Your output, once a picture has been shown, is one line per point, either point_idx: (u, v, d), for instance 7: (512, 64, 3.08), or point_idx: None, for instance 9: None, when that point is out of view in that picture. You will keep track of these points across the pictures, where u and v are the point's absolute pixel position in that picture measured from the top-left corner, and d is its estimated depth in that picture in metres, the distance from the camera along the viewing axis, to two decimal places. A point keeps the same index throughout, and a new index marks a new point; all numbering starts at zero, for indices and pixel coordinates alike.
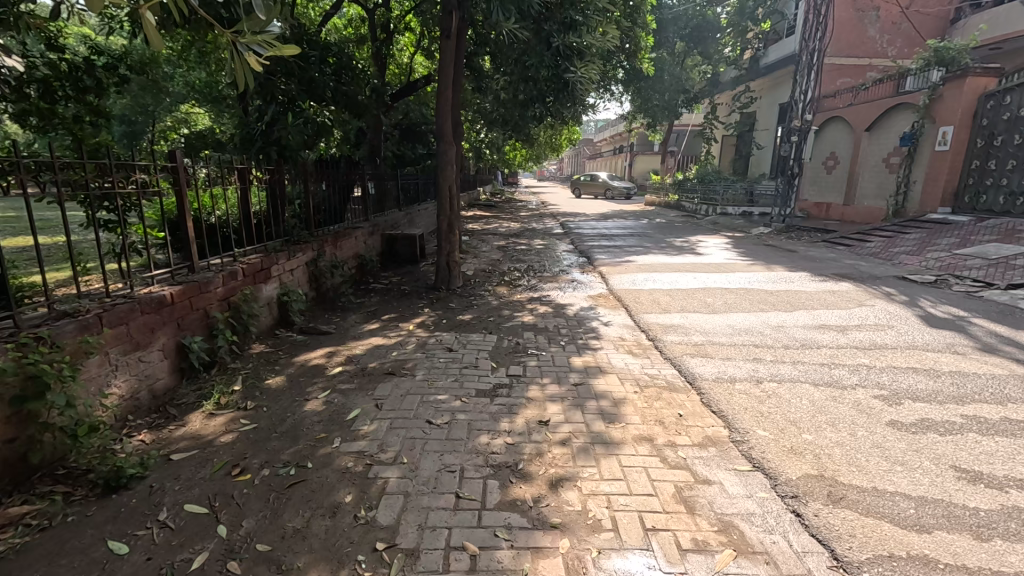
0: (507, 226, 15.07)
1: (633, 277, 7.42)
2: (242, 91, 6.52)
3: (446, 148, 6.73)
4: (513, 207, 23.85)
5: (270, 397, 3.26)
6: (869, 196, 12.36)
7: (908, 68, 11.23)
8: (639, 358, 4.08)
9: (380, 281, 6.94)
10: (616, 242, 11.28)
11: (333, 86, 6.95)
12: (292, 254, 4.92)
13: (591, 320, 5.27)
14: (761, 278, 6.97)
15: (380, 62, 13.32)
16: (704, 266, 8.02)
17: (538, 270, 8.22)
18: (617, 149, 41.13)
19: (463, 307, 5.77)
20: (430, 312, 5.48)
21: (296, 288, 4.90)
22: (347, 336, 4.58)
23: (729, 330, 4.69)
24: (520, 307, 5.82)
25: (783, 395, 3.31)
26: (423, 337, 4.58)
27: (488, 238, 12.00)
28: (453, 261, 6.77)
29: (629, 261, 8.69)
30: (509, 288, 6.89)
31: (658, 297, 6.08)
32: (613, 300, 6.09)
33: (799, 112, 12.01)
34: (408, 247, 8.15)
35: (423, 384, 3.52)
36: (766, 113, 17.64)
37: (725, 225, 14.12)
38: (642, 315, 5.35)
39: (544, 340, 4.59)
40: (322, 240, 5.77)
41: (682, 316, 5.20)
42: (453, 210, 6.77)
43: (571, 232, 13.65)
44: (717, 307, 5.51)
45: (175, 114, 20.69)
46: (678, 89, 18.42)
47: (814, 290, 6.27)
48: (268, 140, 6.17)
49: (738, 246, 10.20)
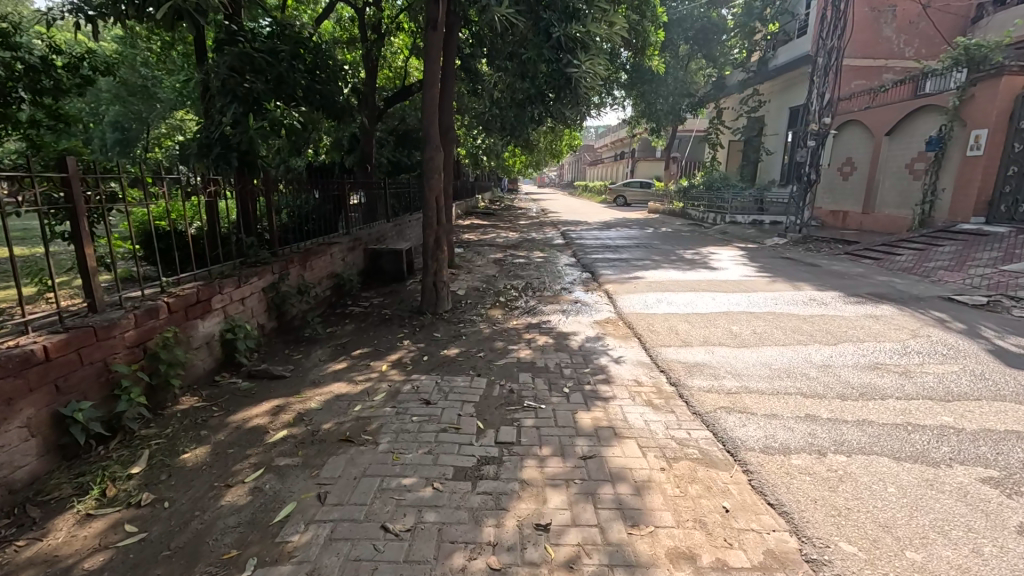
0: (506, 236, 14.30)
1: (644, 297, 6.63)
2: (202, 88, 5.71)
3: (433, 157, 5.95)
4: (513, 215, 23.11)
5: (179, 482, 2.46)
6: (890, 205, 11.61)
7: (931, 68, 10.49)
8: (662, 415, 3.27)
9: (360, 304, 6.15)
10: (622, 254, 10.52)
11: (307, 85, 6.18)
12: (245, 281, 4.15)
13: (599, 356, 4.47)
14: (788, 299, 6.18)
15: (370, 65, 12.62)
16: (722, 284, 7.23)
17: (537, 289, 7.43)
18: (618, 155, 40.46)
19: (450, 337, 4.97)
20: (410, 345, 4.69)
21: (247, 321, 4.11)
22: (304, 382, 3.77)
23: (767, 372, 3.88)
24: (516, 337, 5.02)
25: (860, 478, 2.50)
26: (397, 383, 3.78)
27: (485, 250, 11.22)
28: (440, 282, 5.97)
29: (637, 277, 7.91)
30: (504, 311, 6.10)
31: (675, 325, 5.28)
32: (624, 328, 5.29)
33: (815, 114, 11.16)
34: (394, 262, 7.38)
35: (386, 459, 2.71)
36: (775, 118, 16.91)
37: (736, 235, 13.36)
38: (659, 348, 4.54)
39: (542, 385, 3.78)
40: (287, 261, 4.99)
41: (707, 351, 4.40)
42: (441, 226, 5.99)
43: (573, 242, 12.88)
44: (745, 338, 4.72)
45: (168, 123, 20.14)
46: (683, 94, 17.78)
47: (853, 315, 5.49)
48: (227, 145, 5.39)
49: (754, 259, 9.45)
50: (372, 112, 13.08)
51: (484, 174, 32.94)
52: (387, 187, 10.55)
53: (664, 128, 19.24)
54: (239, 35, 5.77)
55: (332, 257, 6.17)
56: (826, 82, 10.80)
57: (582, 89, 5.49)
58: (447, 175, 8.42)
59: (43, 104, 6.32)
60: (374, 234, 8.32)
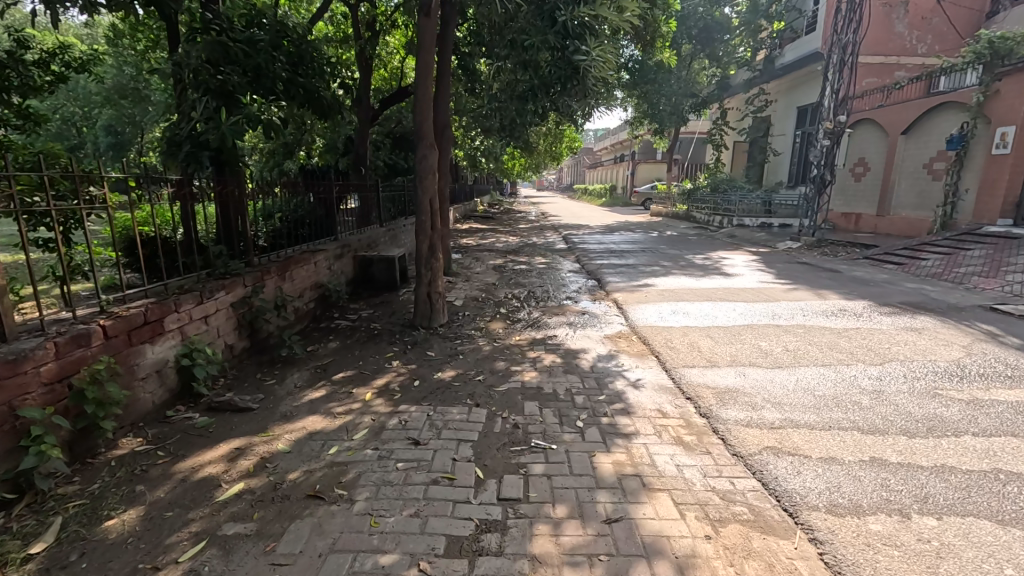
0: (506, 241, 13.79)
1: (657, 307, 6.10)
2: (173, 82, 5.16)
3: (428, 155, 5.42)
4: (512, 218, 22.65)
5: (93, 563, 1.92)
6: (907, 206, 11.12)
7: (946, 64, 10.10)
8: (698, 459, 2.73)
9: (347, 318, 5.61)
10: (627, 259, 10.02)
11: (289, 76, 5.60)
12: (210, 296, 3.61)
13: (614, 379, 3.92)
14: (816, 310, 5.65)
15: (365, 65, 12.15)
16: (739, 292, 6.72)
17: (540, 298, 6.90)
18: (618, 158, 40.07)
19: (445, 356, 4.44)
20: (400, 367, 4.15)
21: (210, 342, 3.58)
22: (273, 416, 3.22)
23: (812, 401, 3.34)
24: (520, 356, 4.49)
25: (965, 554, 1.96)
26: (382, 416, 3.24)
27: (484, 255, 10.71)
28: (436, 292, 5.43)
29: (646, 285, 7.38)
30: (505, 324, 5.56)
31: (695, 340, 4.75)
32: (639, 344, 4.76)
33: (828, 113, 10.57)
34: (386, 270, 6.86)
35: (362, 526, 2.17)
36: (782, 118, 16.43)
37: (745, 238, 12.87)
38: (681, 370, 4.01)
39: (552, 418, 3.25)
40: (262, 271, 4.45)
41: (738, 374, 3.86)
42: (436, 232, 5.46)
43: (576, 247, 12.38)
44: (777, 357, 4.19)
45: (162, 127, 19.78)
46: (686, 94, 17.60)
47: (890, 327, 4.97)
48: (199, 143, 4.82)
49: (769, 264, 8.95)
50: (366, 113, 12.58)
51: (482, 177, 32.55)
52: (381, 191, 10.05)
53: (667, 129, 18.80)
54: (216, 23, 5.24)
55: (317, 267, 5.66)
56: (840, 79, 10.25)
57: (590, 78, 5.00)
58: (442, 177, 7.90)
59: (14, 103, 5.73)
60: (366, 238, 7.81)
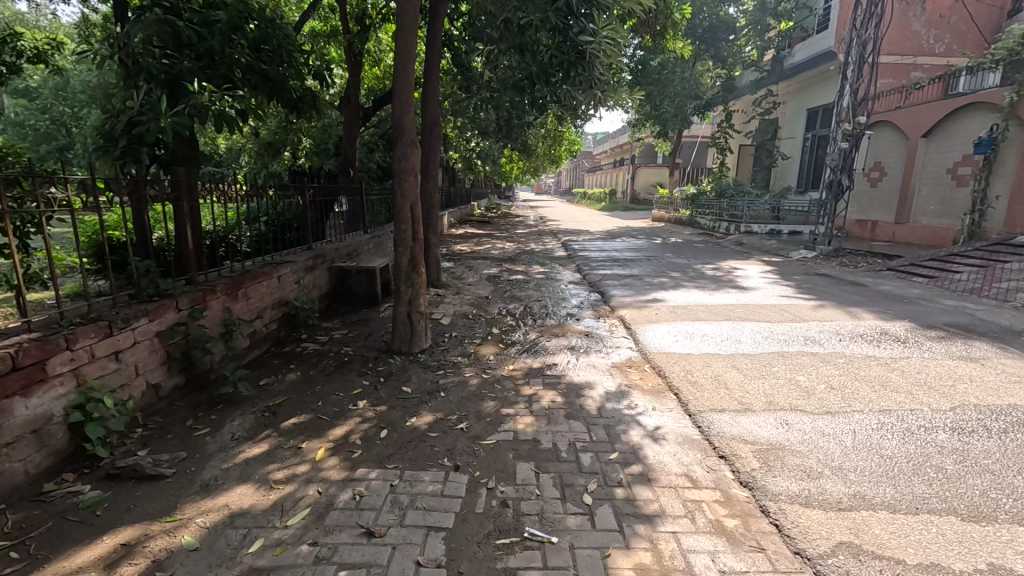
0: (502, 247, 13.09)
1: (670, 328, 5.40)
2: (118, 71, 4.52)
3: (409, 151, 4.70)
4: (509, 222, 21.98)
5: None
6: (929, 214, 10.46)
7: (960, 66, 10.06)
8: (751, 563, 2.01)
9: (316, 341, 4.89)
10: (632, 269, 9.32)
11: (250, 62, 4.83)
12: (123, 326, 2.88)
13: (628, 429, 3.20)
14: (853, 333, 4.95)
15: (355, 61, 11.51)
16: (759, 310, 6.02)
17: (538, 315, 6.20)
18: (617, 162, 39.49)
19: (423, 394, 3.72)
20: (368, 409, 3.42)
21: (121, 384, 2.85)
22: (191, 487, 2.49)
23: (884, 467, 2.62)
24: (513, 393, 3.77)
25: None
26: (331, 488, 2.50)
27: (478, 264, 10.00)
28: (417, 312, 4.70)
29: (654, 300, 6.67)
30: (498, 349, 4.84)
31: (720, 373, 4.04)
32: (654, 377, 4.05)
33: (846, 114, 9.86)
34: (366, 283, 6.15)
35: None
36: (790, 120, 15.80)
37: (754, 246, 12.23)
38: (709, 417, 3.28)
39: (551, 490, 2.52)
40: (206, 290, 3.70)
41: (781, 423, 3.14)
42: (418, 243, 4.74)
43: (576, 254, 11.71)
44: (822, 398, 3.47)
45: None
46: (690, 95, 17.07)
47: (944, 357, 4.26)
48: (136, 136, 4.12)
49: (785, 277, 8.29)
50: (356, 113, 11.92)
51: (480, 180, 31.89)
52: (370, 195, 9.38)
53: (671, 132, 18.23)
54: (166, 1, 4.52)
55: (282, 282, 4.95)
56: (858, 78, 9.59)
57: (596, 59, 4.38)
58: (431, 180, 7.18)
59: None
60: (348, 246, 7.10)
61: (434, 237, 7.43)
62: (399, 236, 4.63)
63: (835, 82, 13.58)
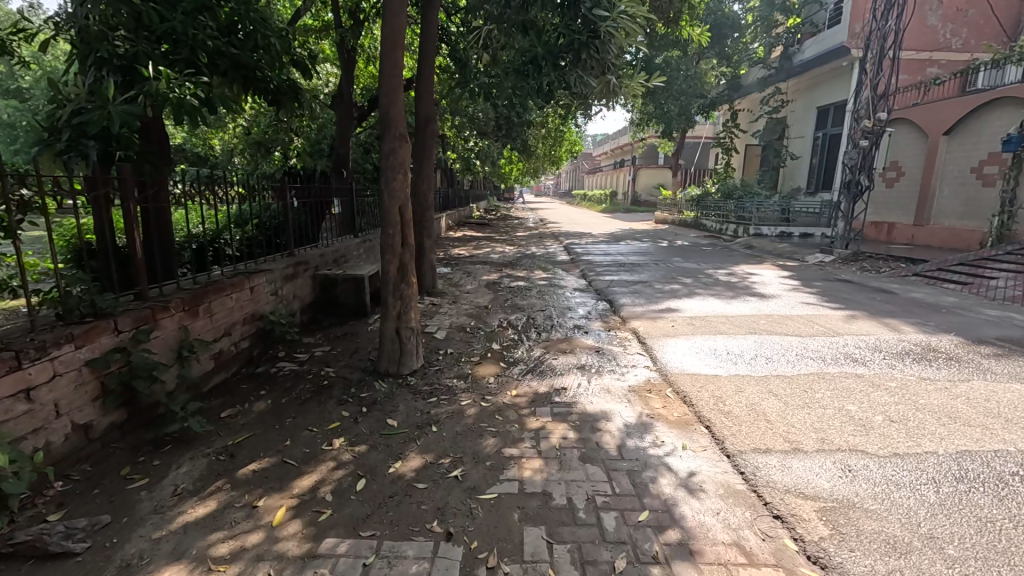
0: (502, 251, 12.55)
1: (689, 343, 4.87)
2: (68, 55, 3.96)
3: (403, 147, 4.16)
4: (509, 225, 21.43)
5: None
6: (952, 216, 9.95)
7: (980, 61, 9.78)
8: None
9: (294, 361, 4.34)
10: (639, 275, 8.79)
11: (218, 45, 4.28)
12: (34, 357, 2.33)
13: (657, 477, 2.64)
14: (897, 350, 4.41)
15: (347, 57, 11.01)
16: (786, 321, 5.48)
17: (542, 327, 5.66)
18: (618, 163, 39.05)
19: (411, 429, 3.17)
20: (345, 451, 2.86)
21: (29, 430, 2.30)
22: (104, 570, 1.94)
23: (989, 536, 2.08)
24: (517, 426, 3.22)
25: None
26: (286, 569, 1.95)
27: (476, 269, 9.47)
28: (407, 327, 4.15)
29: (668, 309, 6.14)
30: (499, 369, 4.30)
31: (756, 400, 3.49)
32: (679, 406, 3.51)
33: (867, 110, 9.26)
34: (353, 293, 5.61)
35: None
36: (799, 119, 15.30)
37: (765, 249, 11.72)
38: (754, 460, 2.74)
39: (568, 571, 1.97)
40: (156, 306, 3.15)
41: (843, 470, 2.59)
42: (409, 250, 4.20)
43: (580, 259, 11.19)
44: (884, 435, 2.93)
45: None
46: (694, 94, 16.60)
47: (1010, 380, 3.73)
48: (81, 128, 3.56)
49: (804, 283, 7.77)
50: (349, 111, 11.39)
51: (479, 181, 31.35)
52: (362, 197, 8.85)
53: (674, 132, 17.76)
54: None
55: (256, 293, 4.40)
56: (880, 73, 9.03)
57: (606, 43, 4.03)
58: (425, 180, 6.67)
59: None
60: (334, 251, 6.54)
61: (429, 242, 6.90)
62: (388, 241, 4.09)
63: (847, 79, 13.09)
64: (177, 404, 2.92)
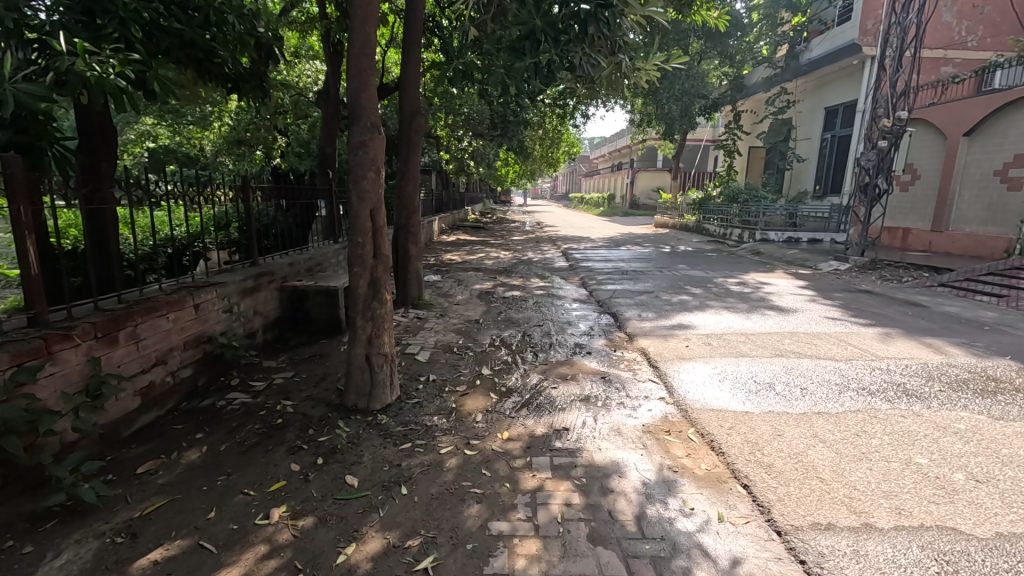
0: (497, 256, 11.91)
1: (709, 366, 4.24)
2: None
3: (379, 141, 3.52)
4: (505, 228, 20.83)
5: None
6: (973, 222, 9.39)
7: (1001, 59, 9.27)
8: None
9: (247, 393, 3.68)
10: (644, 284, 8.18)
11: (156, 17, 3.59)
12: None
13: (691, 569, 2.00)
14: (952, 379, 3.80)
15: (333, 51, 10.40)
16: (814, 341, 4.84)
17: (539, 346, 5.01)
18: (617, 166, 38.56)
19: (375, 490, 2.52)
20: (284, 527, 2.21)
21: None
22: None
23: None
24: (508, 487, 2.57)
25: None
26: None
27: (469, 277, 8.83)
28: (381, 354, 3.50)
29: (679, 325, 5.52)
30: (489, 402, 3.65)
31: (802, 448, 2.85)
32: (707, 455, 2.88)
33: (886, 109, 8.67)
34: (326, 307, 4.96)
35: None
36: (806, 120, 14.76)
37: (774, 256, 11.15)
38: (817, 544, 2.09)
39: None
40: (53, 335, 2.49)
41: (940, 562, 1.96)
42: (382, 261, 3.56)
43: (579, 264, 10.58)
44: (976, 504, 2.31)
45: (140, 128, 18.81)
46: (696, 95, 16.06)
47: None
48: None
49: (823, 293, 7.18)
50: (335, 107, 10.78)
51: (475, 183, 30.76)
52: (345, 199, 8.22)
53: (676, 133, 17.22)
54: None
55: (204, 312, 3.74)
56: (898, 69, 8.47)
57: (618, 12, 3.57)
58: (410, 180, 6.04)
59: None
60: (307, 259, 5.87)
61: (415, 248, 6.26)
62: (358, 251, 3.45)
63: (857, 79, 12.55)
64: (65, 467, 2.27)
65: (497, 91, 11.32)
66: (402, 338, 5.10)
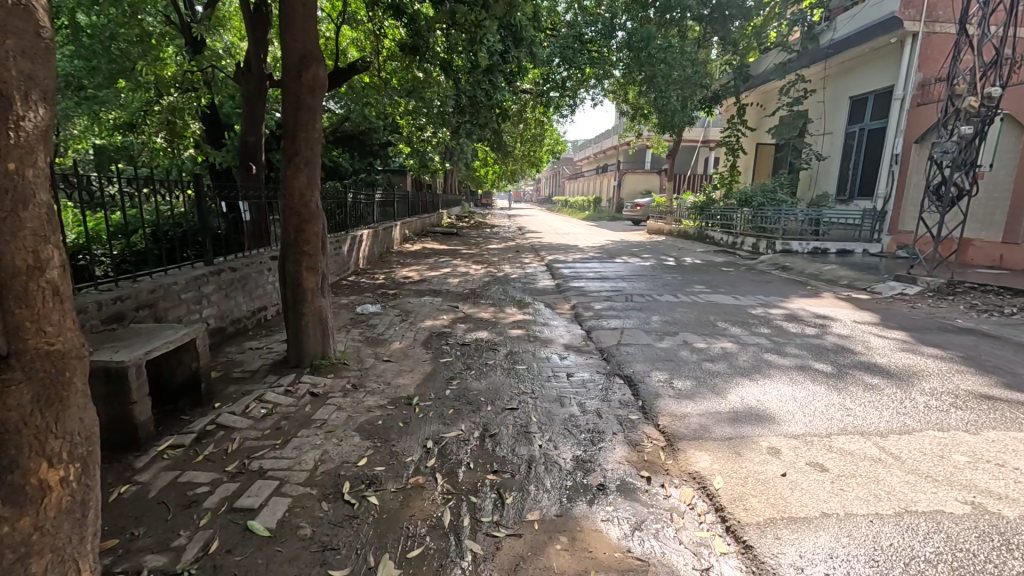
0: (465, 272, 9.60)
1: (856, 550, 2.03)
2: None
3: (36, 24, 1.22)
4: (482, 235, 18.52)
5: None
6: None
7: None
8: None
9: None
10: (658, 317, 5.98)
11: None
12: None
13: None
14: None
15: (253, 14, 8.14)
16: (1009, 462, 2.64)
17: (508, 474, 2.69)
18: (601, 169, 36.77)
19: None
20: None
21: None
22: None
23: None
24: None
25: None
26: None
27: (421, 306, 6.49)
28: None
29: (745, 412, 3.26)
30: None
31: None
32: None
33: (970, 85, 6.63)
34: (115, 397, 2.67)
35: None
36: (827, 112, 12.84)
37: (805, 274, 9.12)
38: None
39: None
40: None
41: None
42: (35, 370, 1.21)
43: (567, 284, 8.37)
44: None
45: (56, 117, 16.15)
46: (697, 84, 13.98)
47: None
48: None
49: (915, 335, 5.06)
50: (261, 83, 8.70)
51: (450, 184, 28.43)
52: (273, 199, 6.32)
53: (674, 128, 15.12)
54: None
55: None
56: (988, 32, 6.46)
57: None
58: (305, 169, 3.76)
59: None
60: (162, 292, 3.80)
61: (313, 278, 3.93)
62: None
63: (893, 62, 10.64)
64: None
65: (461, 65, 9.12)
66: (255, 458, 2.74)
